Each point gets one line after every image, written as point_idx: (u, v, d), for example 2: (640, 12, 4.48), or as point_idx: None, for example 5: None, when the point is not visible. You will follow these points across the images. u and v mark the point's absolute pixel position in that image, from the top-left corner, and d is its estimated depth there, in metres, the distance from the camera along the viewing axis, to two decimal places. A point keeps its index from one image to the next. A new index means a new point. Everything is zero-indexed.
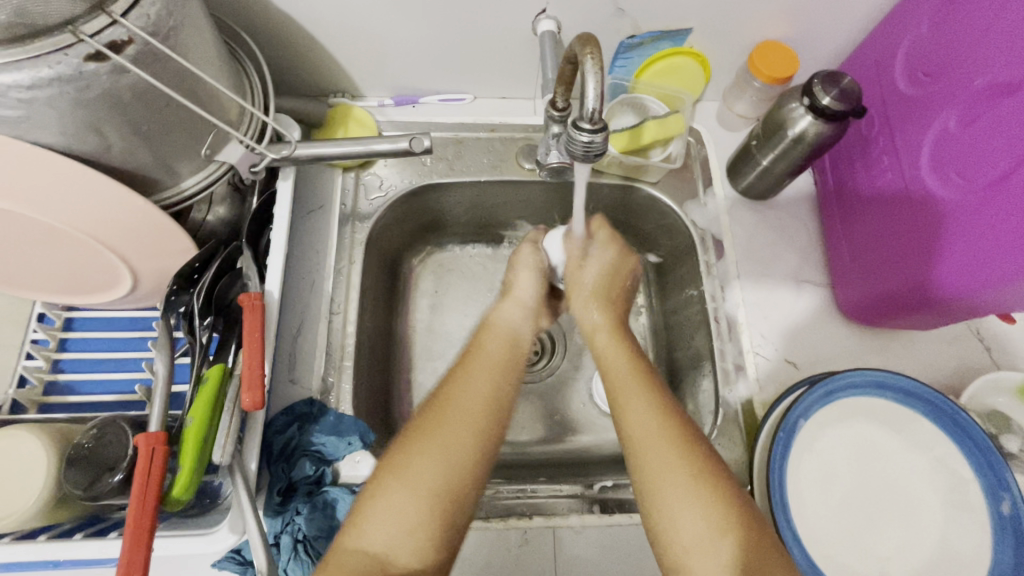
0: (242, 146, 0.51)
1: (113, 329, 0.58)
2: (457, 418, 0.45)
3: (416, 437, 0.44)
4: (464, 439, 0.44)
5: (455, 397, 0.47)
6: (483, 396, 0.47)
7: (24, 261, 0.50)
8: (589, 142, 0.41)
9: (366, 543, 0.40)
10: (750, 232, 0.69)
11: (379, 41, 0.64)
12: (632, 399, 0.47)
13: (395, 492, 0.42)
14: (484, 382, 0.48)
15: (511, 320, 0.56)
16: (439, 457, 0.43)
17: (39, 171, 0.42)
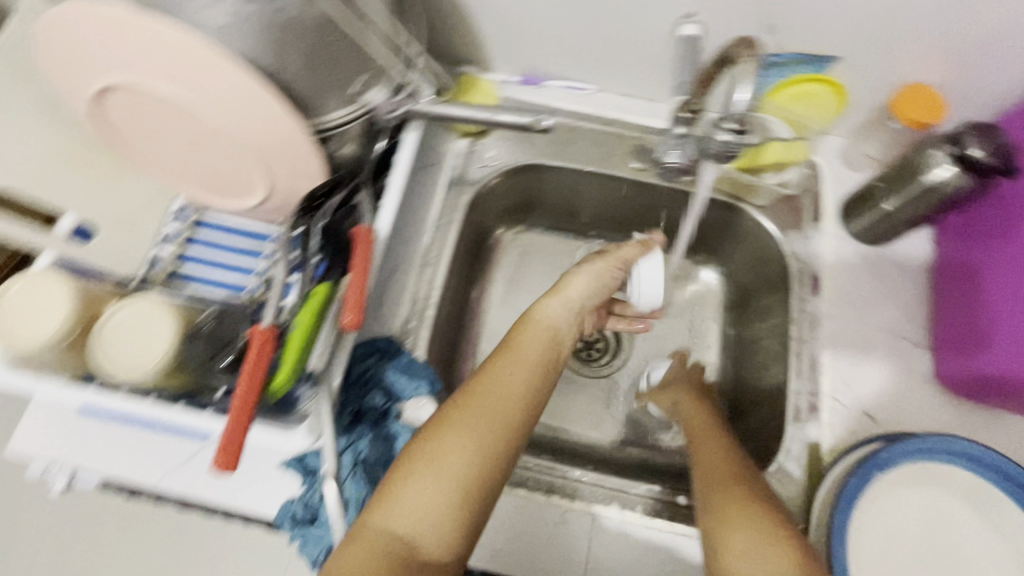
0: (383, 94, 0.54)
1: (232, 236, 0.63)
2: (493, 415, 0.47)
3: (448, 430, 0.45)
4: (495, 436, 0.46)
5: (478, 398, 0.48)
6: (520, 399, 0.49)
7: (180, 154, 0.54)
8: (729, 139, 0.42)
9: (395, 524, 0.42)
10: (851, 276, 0.66)
11: (524, 18, 0.66)
12: (705, 441, 0.53)
13: (426, 482, 0.43)
14: (520, 378, 0.49)
15: (555, 319, 0.56)
16: (471, 454, 0.45)
17: (215, 77, 0.46)
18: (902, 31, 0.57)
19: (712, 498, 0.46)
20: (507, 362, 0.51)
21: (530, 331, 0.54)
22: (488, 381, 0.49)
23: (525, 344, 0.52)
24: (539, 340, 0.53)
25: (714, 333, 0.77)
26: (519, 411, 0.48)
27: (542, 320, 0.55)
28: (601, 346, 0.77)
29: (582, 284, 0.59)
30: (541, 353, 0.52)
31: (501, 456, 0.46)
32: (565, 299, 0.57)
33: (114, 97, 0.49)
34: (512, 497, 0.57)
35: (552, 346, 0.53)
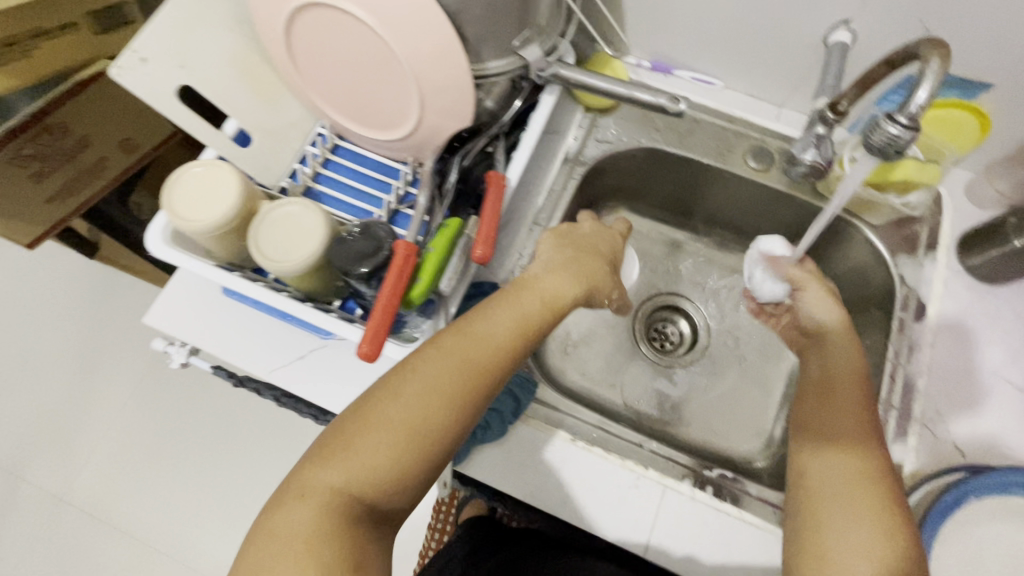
0: (539, 50, 0.58)
1: (364, 166, 0.68)
2: (449, 372, 0.46)
3: (399, 386, 0.45)
4: (448, 394, 0.46)
5: (439, 360, 0.47)
6: (480, 359, 0.48)
7: (342, 78, 0.58)
8: (896, 135, 0.41)
9: (337, 473, 0.42)
10: (960, 308, 0.65)
11: (673, 5, 0.68)
12: (835, 452, 0.53)
13: (371, 436, 0.43)
14: (487, 340, 0.49)
15: (551, 288, 0.54)
16: (419, 409, 0.45)
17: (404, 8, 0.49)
18: None
19: (816, 507, 0.51)
20: (477, 327, 0.50)
21: (515, 300, 0.52)
22: (450, 340, 0.48)
23: (505, 311, 0.51)
24: (519, 305, 0.52)
25: None
26: (478, 377, 0.47)
27: (532, 287, 0.54)
28: (676, 338, 0.81)
29: (577, 262, 0.58)
30: (514, 317, 0.51)
31: (457, 418, 0.46)
32: (560, 269, 0.56)
33: (302, 17, 0.54)
34: (590, 454, 0.58)
35: (532, 312, 0.52)
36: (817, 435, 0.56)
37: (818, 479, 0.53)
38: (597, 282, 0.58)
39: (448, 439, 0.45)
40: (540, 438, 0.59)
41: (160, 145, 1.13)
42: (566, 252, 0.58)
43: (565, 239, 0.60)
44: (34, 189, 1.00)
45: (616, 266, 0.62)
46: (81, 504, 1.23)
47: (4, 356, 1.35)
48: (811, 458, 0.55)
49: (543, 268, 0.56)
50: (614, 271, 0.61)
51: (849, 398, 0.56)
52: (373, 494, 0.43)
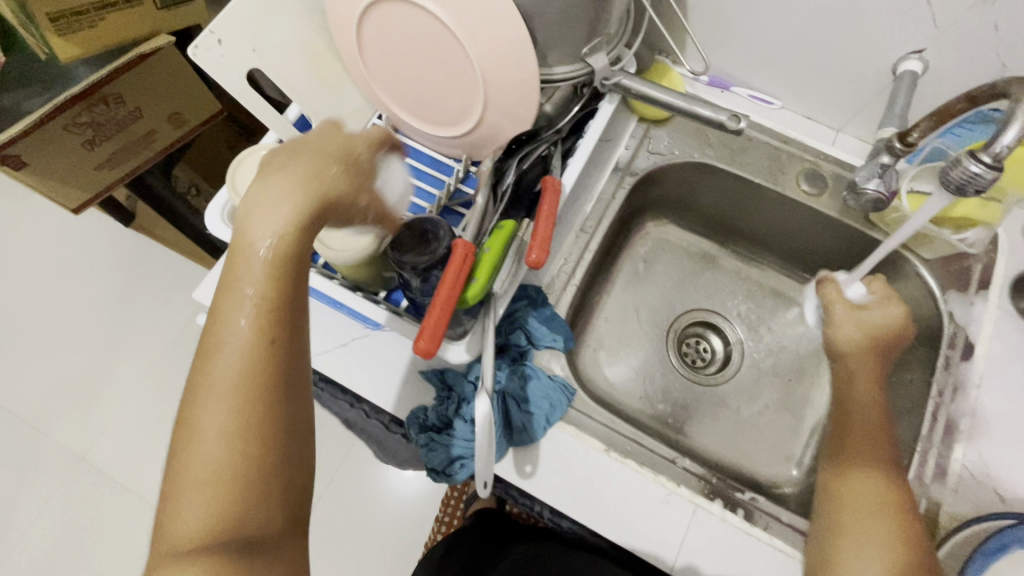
0: (606, 59, 0.58)
1: (417, 160, 0.69)
2: (217, 397, 0.36)
3: (183, 440, 0.36)
4: (231, 413, 0.36)
5: (203, 395, 0.36)
6: (244, 354, 0.37)
7: (408, 74, 0.59)
8: (977, 174, 0.40)
9: (179, 539, 0.35)
10: (1011, 352, 0.64)
11: (740, 21, 0.67)
12: (864, 476, 0.54)
13: (188, 492, 0.36)
14: (240, 333, 0.37)
15: (272, 231, 0.37)
16: (217, 445, 0.36)
17: (482, 9, 0.49)
18: None
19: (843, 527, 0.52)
20: (218, 338, 0.37)
21: (238, 283, 0.37)
22: (207, 358, 0.37)
23: (237, 297, 0.37)
24: (257, 271, 0.37)
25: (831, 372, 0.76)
26: (247, 385, 0.36)
27: (250, 242, 0.37)
28: (707, 355, 0.80)
29: (281, 182, 0.39)
30: (259, 285, 0.37)
31: (259, 434, 0.37)
32: (273, 205, 0.37)
33: (376, 10, 0.54)
34: (623, 465, 0.58)
35: (271, 270, 0.37)
36: (849, 459, 0.56)
37: (850, 496, 0.54)
38: (320, 193, 0.39)
39: (267, 455, 0.37)
40: (574, 446, 0.59)
41: (207, 121, 1.15)
42: (257, 185, 0.38)
43: (262, 170, 0.40)
44: (87, 156, 1.01)
45: (350, 163, 0.42)
46: (101, 464, 1.26)
47: (38, 313, 1.38)
48: (839, 476, 0.56)
49: (247, 220, 0.37)
50: (349, 171, 0.42)
51: (872, 433, 0.57)
52: (224, 545, 0.36)
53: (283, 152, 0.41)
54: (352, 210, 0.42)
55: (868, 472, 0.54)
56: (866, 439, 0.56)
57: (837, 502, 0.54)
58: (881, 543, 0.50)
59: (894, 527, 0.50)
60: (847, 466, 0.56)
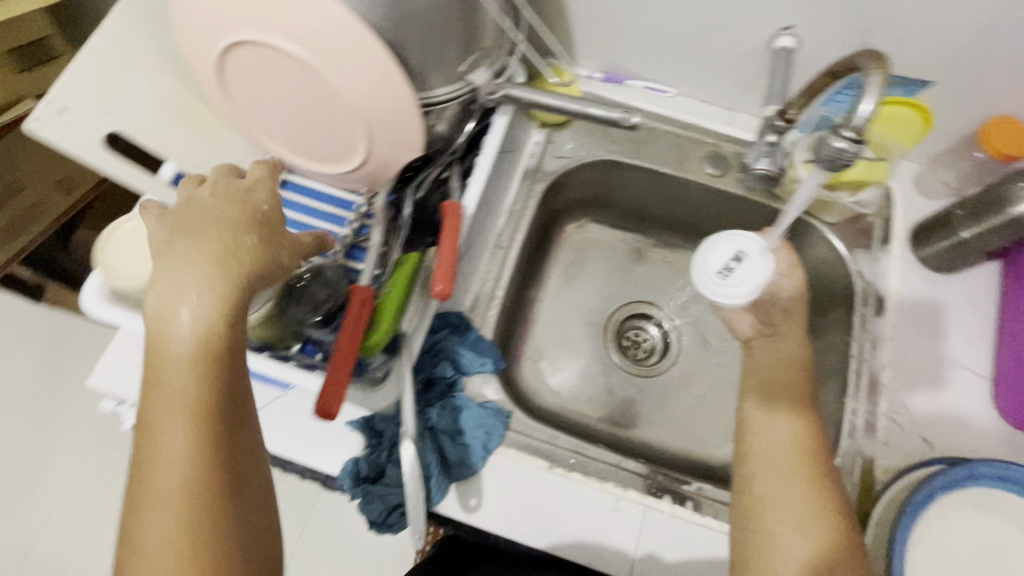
0: (487, 74, 0.56)
1: (316, 200, 0.65)
2: (163, 501, 0.36)
3: (135, 550, 0.36)
4: (181, 513, 0.36)
5: (148, 502, 0.36)
6: (186, 451, 0.36)
7: (285, 115, 0.56)
8: (843, 149, 0.41)
9: None
10: (918, 301, 0.66)
11: (616, 17, 0.68)
12: (778, 420, 0.56)
13: None
14: (175, 429, 0.36)
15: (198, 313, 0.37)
16: (170, 556, 0.35)
17: (341, 40, 0.47)
18: (999, 58, 0.57)
19: (759, 475, 0.53)
20: (155, 442, 0.37)
21: (166, 383, 0.37)
22: (146, 463, 0.37)
23: (166, 399, 0.37)
24: (182, 365, 0.37)
25: None
26: (199, 487, 0.36)
27: (166, 337, 0.37)
28: (649, 347, 0.80)
29: (198, 256, 0.39)
30: (189, 381, 0.37)
31: (215, 535, 0.36)
32: (195, 284, 0.38)
33: (234, 53, 0.51)
34: (568, 480, 0.58)
35: (198, 356, 0.37)
36: (775, 402, 0.57)
37: (765, 446, 0.55)
38: (241, 264, 0.40)
39: (223, 559, 0.36)
40: (518, 469, 0.58)
41: (100, 180, 1.07)
42: (173, 263, 0.38)
43: (171, 247, 0.40)
44: None
45: (262, 226, 0.43)
46: None
47: None
48: (754, 422, 0.57)
49: (169, 306, 0.37)
50: (263, 234, 0.43)
51: (798, 402, 0.57)
52: None
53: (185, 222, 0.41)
54: (278, 271, 0.43)
55: (782, 415, 0.56)
56: (780, 390, 0.57)
57: (753, 443, 0.55)
58: (798, 473, 0.52)
59: (812, 468, 0.52)
60: (756, 411, 0.57)
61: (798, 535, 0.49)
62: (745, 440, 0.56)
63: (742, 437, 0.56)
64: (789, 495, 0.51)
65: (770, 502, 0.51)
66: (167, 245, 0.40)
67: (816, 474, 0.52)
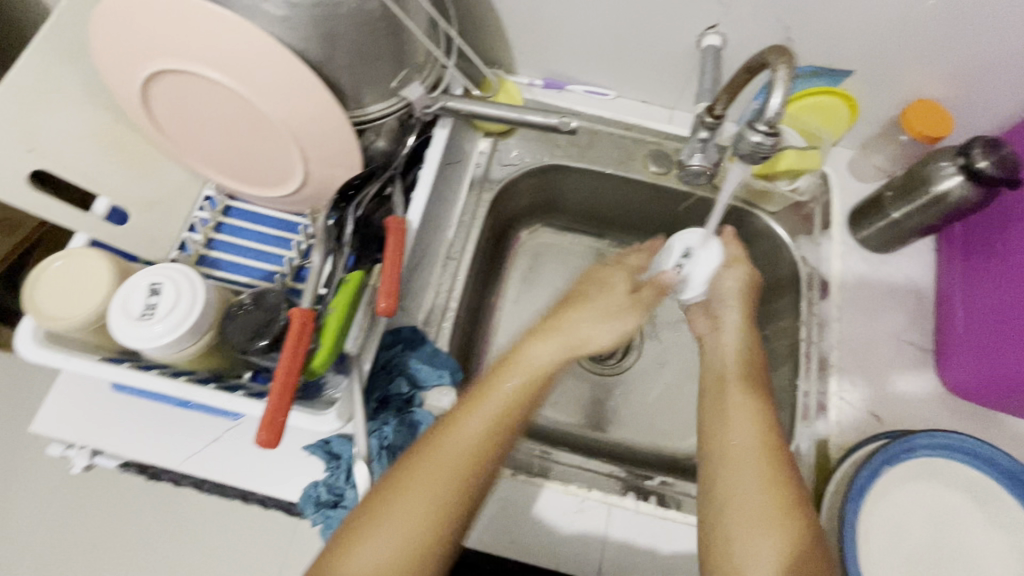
0: (422, 88, 0.56)
1: (262, 225, 0.65)
2: (433, 484, 0.49)
3: (366, 521, 0.47)
4: (448, 501, 0.49)
5: (407, 481, 0.49)
6: (473, 452, 0.51)
7: (219, 141, 0.55)
8: (759, 143, 0.43)
9: None
10: (859, 281, 0.69)
11: (550, 25, 0.69)
12: (737, 418, 0.56)
13: (378, 542, 0.46)
14: (481, 428, 0.52)
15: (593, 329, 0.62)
16: (395, 533, 0.46)
17: (265, 64, 0.47)
18: (912, 45, 0.60)
19: (725, 472, 0.52)
20: (450, 442, 0.51)
21: (473, 411, 0.53)
22: (422, 457, 0.50)
23: (477, 412, 0.53)
24: (519, 382, 0.56)
25: None
26: (470, 487, 0.50)
27: (523, 363, 0.58)
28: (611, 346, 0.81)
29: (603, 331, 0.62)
30: (515, 394, 0.56)
31: (445, 518, 0.48)
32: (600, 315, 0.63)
33: (159, 81, 0.50)
34: (530, 486, 0.58)
35: (549, 360, 0.59)
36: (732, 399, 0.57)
37: (730, 450, 0.54)
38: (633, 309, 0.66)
39: (433, 539, 0.48)
40: None
41: None
42: (590, 311, 0.63)
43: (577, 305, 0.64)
44: None
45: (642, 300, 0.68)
46: None
47: None
48: (717, 424, 0.57)
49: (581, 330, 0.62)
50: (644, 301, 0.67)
51: (760, 397, 0.57)
52: None
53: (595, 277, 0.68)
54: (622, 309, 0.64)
55: (744, 415, 0.56)
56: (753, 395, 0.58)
57: (716, 442, 0.55)
58: (757, 467, 0.51)
59: (776, 474, 0.51)
60: (719, 412, 0.57)
61: (758, 539, 0.47)
62: (721, 444, 0.55)
63: (715, 441, 0.55)
64: (755, 501, 0.49)
65: (732, 507, 0.50)
66: (554, 318, 0.64)
67: (775, 471, 0.51)
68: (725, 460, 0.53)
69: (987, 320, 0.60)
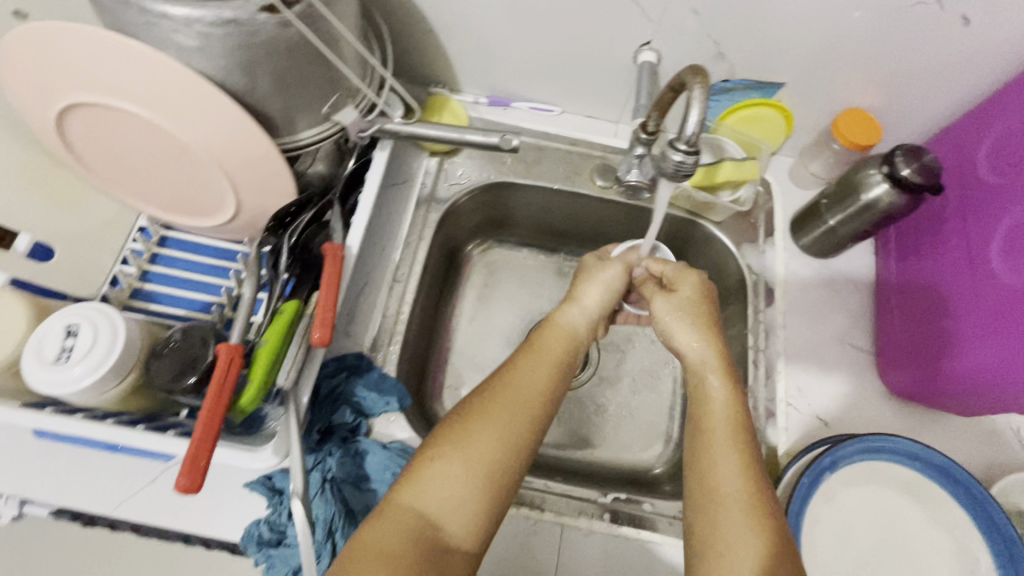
0: (355, 112, 0.56)
1: (199, 254, 0.63)
2: (503, 416, 0.47)
3: (431, 452, 0.45)
4: (519, 427, 0.47)
5: (477, 421, 0.47)
6: (542, 397, 0.50)
7: (147, 170, 0.54)
8: (681, 161, 0.44)
9: (422, 503, 0.43)
10: (803, 287, 0.70)
11: (489, 44, 0.69)
12: (723, 466, 0.46)
13: (445, 469, 0.44)
14: (542, 374, 0.51)
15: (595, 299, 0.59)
16: (465, 461, 0.44)
17: (185, 95, 0.45)
18: (838, 57, 0.61)
19: (714, 532, 0.43)
20: (513, 380, 0.50)
21: (527, 355, 0.52)
22: (486, 395, 0.49)
23: (536, 357, 0.52)
24: (558, 337, 0.55)
25: None
26: (533, 413, 0.48)
27: (560, 323, 0.57)
28: None
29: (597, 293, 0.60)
30: (562, 353, 0.54)
31: (516, 453, 0.46)
32: (602, 283, 0.61)
33: (77, 112, 0.49)
34: None
35: (580, 323, 0.58)
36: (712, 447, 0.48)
37: (722, 509, 0.44)
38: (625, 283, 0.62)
39: (507, 467, 0.45)
40: None
41: None
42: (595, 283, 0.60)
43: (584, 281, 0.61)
44: None
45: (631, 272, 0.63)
46: None
47: None
48: (697, 472, 0.47)
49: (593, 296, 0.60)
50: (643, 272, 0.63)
51: (744, 447, 0.47)
52: (476, 531, 0.44)
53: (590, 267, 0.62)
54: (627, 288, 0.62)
55: (729, 464, 0.46)
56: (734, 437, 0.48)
57: (704, 495, 0.46)
58: (748, 533, 0.42)
59: (773, 542, 0.42)
60: (705, 459, 0.47)
61: None
62: (706, 492, 0.46)
63: (704, 486, 0.46)
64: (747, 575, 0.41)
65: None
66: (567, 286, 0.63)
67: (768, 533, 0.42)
68: (711, 504, 0.45)
69: (921, 319, 0.61)
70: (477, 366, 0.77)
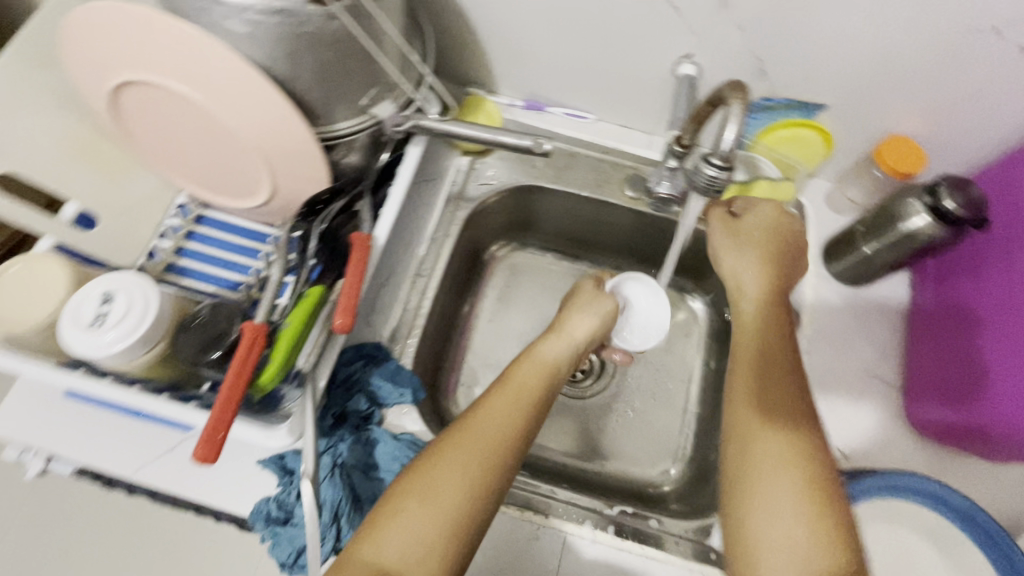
0: (393, 107, 0.56)
1: (232, 234, 0.64)
2: (465, 462, 0.46)
3: (391, 503, 0.44)
4: (481, 474, 0.46)
5: (439, 466, 0.45)
6: (506, 438, 0.48)
7: (191, 149, 0.56)
8: (713, 176, 0.45)
9: (380, 557, 0.41)
10: (831, 314, 0.68)
11: (529, 49, 0.69)
12: (758, 438, 0.48)
13: (406, 520, 0.43)
14: (508, 416, 0.50)
15: (582, 326, 0.60)
16: (426, 509, 0.43)
17: (231, 79, 0.47)
18: (884, 82, 0.60)
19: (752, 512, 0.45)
20: (477, 422, 0.49)
21: (495, 394, 0.51)
22: (450, 440, 0.47)
23: (506, 393, 0.52)
24: (533, 374, 0.54)
25: (696, 361, 0.79)
26: (495, 457, 0.47)
27: (536, 358, 0.56)
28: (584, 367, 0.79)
29: (582, 324, 0.61)
30: (535, 390, 0.53)
31: (479, 496, 0.45)
32: (592, 309, 0.62)
33: (129, 90, 0.51)
34: None
35: (558, 357, 0.57)
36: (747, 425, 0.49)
37: (760, 474, 0.46)
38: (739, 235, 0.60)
39: (469, 512, 0.44)
40: None
41: None
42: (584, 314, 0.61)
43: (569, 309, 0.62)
44: None
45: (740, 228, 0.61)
46: None
47: None
48: (732, 450, 0.49)
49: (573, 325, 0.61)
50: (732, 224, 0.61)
51: (781, 410, 0.49)
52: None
53: (583, 296, 0.64)
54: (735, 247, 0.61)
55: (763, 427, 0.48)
56: (783, 409, 0.48)
57: (738, 467, 0.47)
58: (791, 498, 0.44)
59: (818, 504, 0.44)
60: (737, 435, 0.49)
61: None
62: (744, 464, 0.47)
63: (737, 460, 0.48)
64: (796, 533, 0.43)
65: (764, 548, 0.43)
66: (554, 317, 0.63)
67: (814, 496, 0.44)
68: (748, 479, 0.46)
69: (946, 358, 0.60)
70: (492, 367, 0.77)
